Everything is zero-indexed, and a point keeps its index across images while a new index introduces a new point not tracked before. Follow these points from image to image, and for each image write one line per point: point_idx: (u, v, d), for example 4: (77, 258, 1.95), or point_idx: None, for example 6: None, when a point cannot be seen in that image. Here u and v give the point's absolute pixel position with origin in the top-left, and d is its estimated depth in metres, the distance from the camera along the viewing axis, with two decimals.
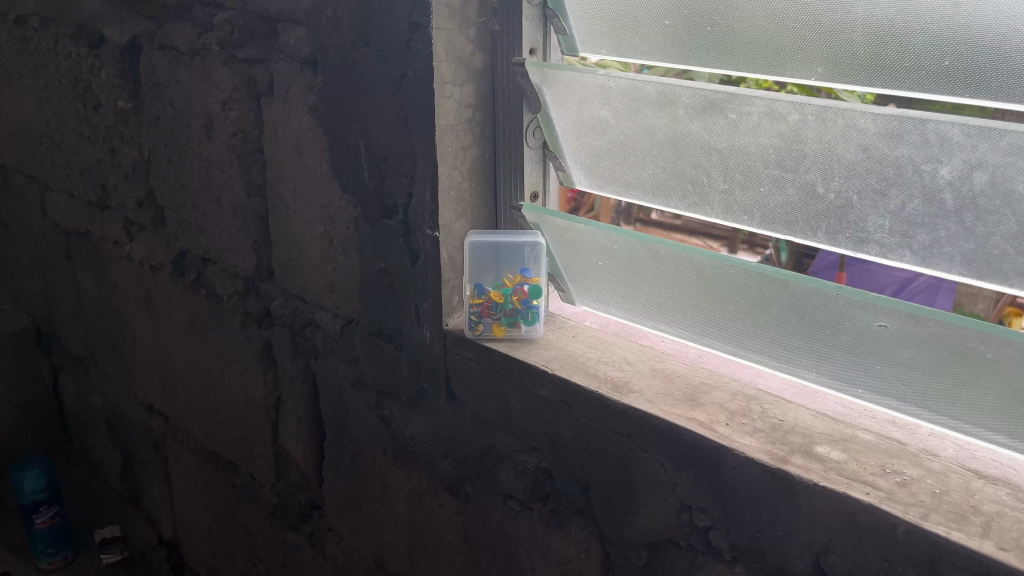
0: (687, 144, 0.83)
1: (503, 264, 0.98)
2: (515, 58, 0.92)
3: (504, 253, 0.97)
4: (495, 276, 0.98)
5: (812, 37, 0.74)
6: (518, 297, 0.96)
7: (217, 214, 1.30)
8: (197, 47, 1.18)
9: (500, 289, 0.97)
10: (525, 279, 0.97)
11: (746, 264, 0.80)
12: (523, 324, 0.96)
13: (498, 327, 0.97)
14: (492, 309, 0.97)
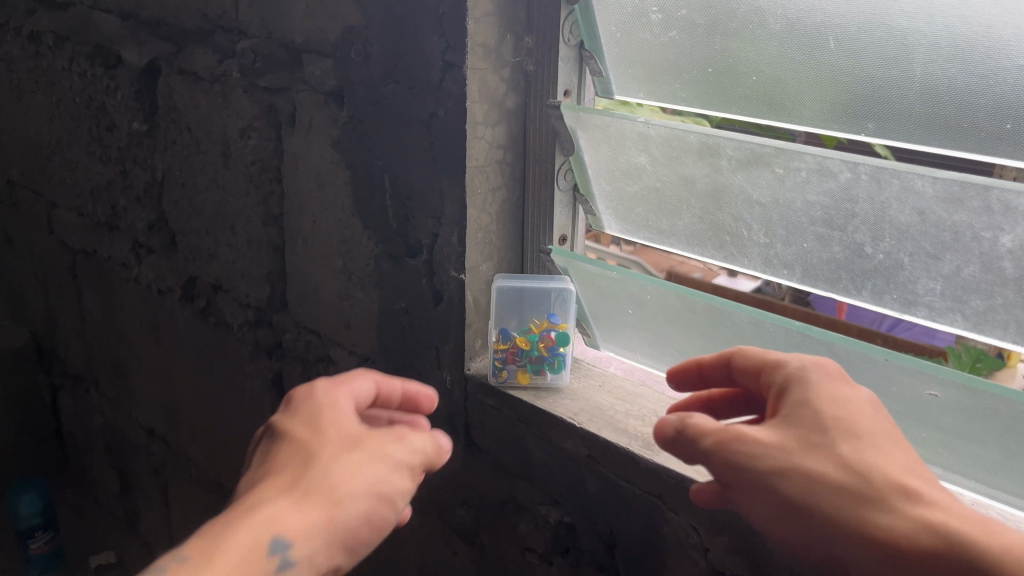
0: (728, 196, 0.80)
1: (530, 309, 0.95)
2: (550, 100, 0.89)
3: (531, 298, 0.94)
4: (521, 320, 0.95)
5: (864, 92, 0.72)
6: (545, 344, 0.93)
7: (230, 242, 1.27)
8: (218, 73, 1.16)
9: (527, 334, 0.93)
10: (552, 325, 0.93)
11: (789, 324, 0.77)
12: (549, 371, 0.94)
13: (522, 374, 0.94)
14: (517, 355, 0.93)
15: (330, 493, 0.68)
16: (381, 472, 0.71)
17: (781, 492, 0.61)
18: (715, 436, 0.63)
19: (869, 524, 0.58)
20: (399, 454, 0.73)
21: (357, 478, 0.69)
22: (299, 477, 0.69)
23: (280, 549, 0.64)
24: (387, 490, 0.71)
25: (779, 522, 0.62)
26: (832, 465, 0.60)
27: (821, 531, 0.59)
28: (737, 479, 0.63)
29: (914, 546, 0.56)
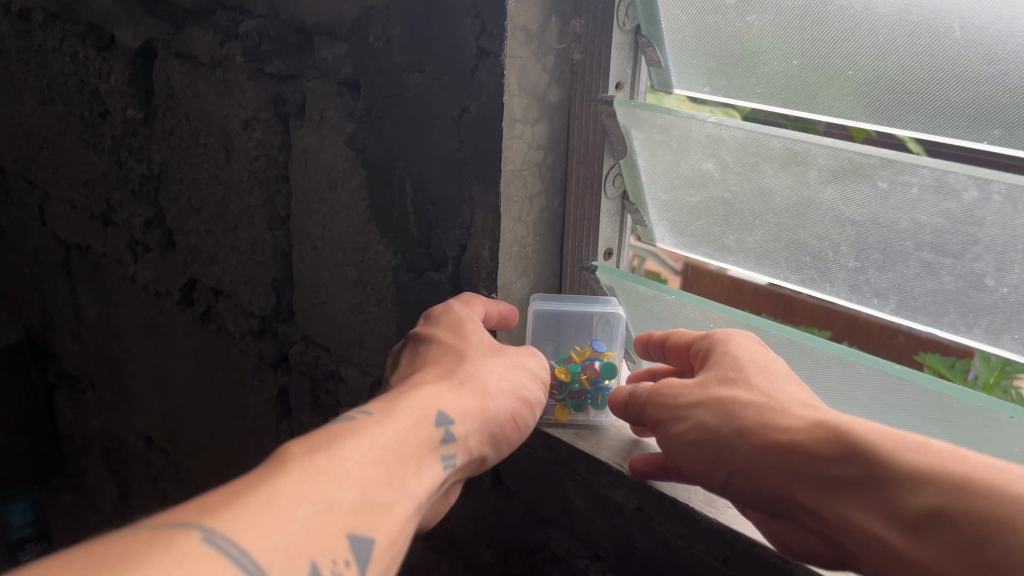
0: (814, 212, 0.68)
1: (569, 335, 0.83)
2: (601, 95, 0.76)
3: (570, 323, 0.82)
4: (559, 348, 0.84)
5: (993, 92, 0.59)
6: (587, 377, 0.80)
7: (232, 244, 1.15)
8: (219, 57, 1.03)
9: (566, 365, 0.81)
10: (595, 353, 0.81)
11: (886, 368, 0.65)
12: (592, 407, 0.82)
13: (562, 410, 0.82)
14: (556, 388, 0.82)
15: (482, 390, 0.69)
16: (523, 376, 0.72)
17: (697, 420, 0.64)
18: (647, 389, 0.69)
19: (776, 434, 0.60)
20: (538, 368, 0.74)
21: (502, 377, 0.71)
22: (452, 370, 0.71)
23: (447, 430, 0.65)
24: (531, 395, 0.72)
25: (698, 456, 0.64)
26: (749, 392, 0.63)
27: (735, 449, 0.61)
28: (662, 418, 0.67)
29: (815, 445, 0.57)
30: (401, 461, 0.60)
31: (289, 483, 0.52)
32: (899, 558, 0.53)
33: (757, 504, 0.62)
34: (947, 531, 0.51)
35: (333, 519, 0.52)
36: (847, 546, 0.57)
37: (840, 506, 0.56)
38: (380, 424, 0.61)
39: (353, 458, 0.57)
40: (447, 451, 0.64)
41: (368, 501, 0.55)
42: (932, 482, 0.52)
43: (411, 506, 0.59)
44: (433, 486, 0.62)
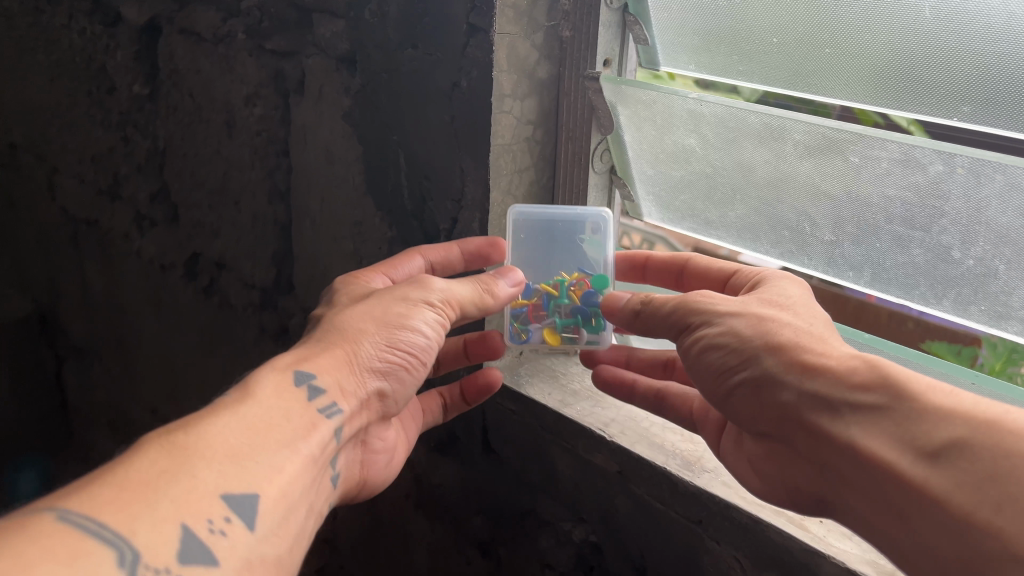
0: (792, 186, 0.70)
1: (560, 256, 0.80)
2: (588, 71, 0.78)
3: (560, 243, 0.80)
4: (548, 269, 0.81)
5: (960, 69, 0.61)
6: (576, 290, 0.80)
7: (234, 218, 1.18)
8: (222, 33, 1.05)
9: (558, 286, 0.80)
10: (581, 273, 0.80)
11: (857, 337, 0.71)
12: (585, 329, 0.80)
13: (547, 335, 0.80)
14: (544, 310, 0.80)
15: (351, 342, 0.66)
16: (410, 313, 0.68)
17: (731, 328, 0.61)
18: (677, 298, 0.66)
19: (806, 354, 0.57)
20: (436, 298, 0.69)
21: (369, 321, 0.67)
22: (316, 339, 0.67)
23: (314, 386, 0.63)
24: (417, 330, 0.68)
25: (717, 363, 0.61)
26: (782, 313, 0.61)
27: (756, 361, 0.59)
28: (691, 324, 0.64)
29: (844, 371, 0.55)
30: (275, 423, 0.58)
31: (147, 461, 0.49)
32: (901, 487, 0.51)
33: (762, 421, 0.60)
34: (964, 463, 0.48)
35: (201, 485, 0.50)
36: (849, 473, 0.54)
37: (850, 429, 0.54)
38: (248, 395, 0.58)
39: (218, 426, 0.54)
40: (319, 403, 0.62)
41: (239, 462, 0.53)
42: (959, 418, 0.50)
43: (293, 457, 0.57)
44: (318, 442, 0.60)
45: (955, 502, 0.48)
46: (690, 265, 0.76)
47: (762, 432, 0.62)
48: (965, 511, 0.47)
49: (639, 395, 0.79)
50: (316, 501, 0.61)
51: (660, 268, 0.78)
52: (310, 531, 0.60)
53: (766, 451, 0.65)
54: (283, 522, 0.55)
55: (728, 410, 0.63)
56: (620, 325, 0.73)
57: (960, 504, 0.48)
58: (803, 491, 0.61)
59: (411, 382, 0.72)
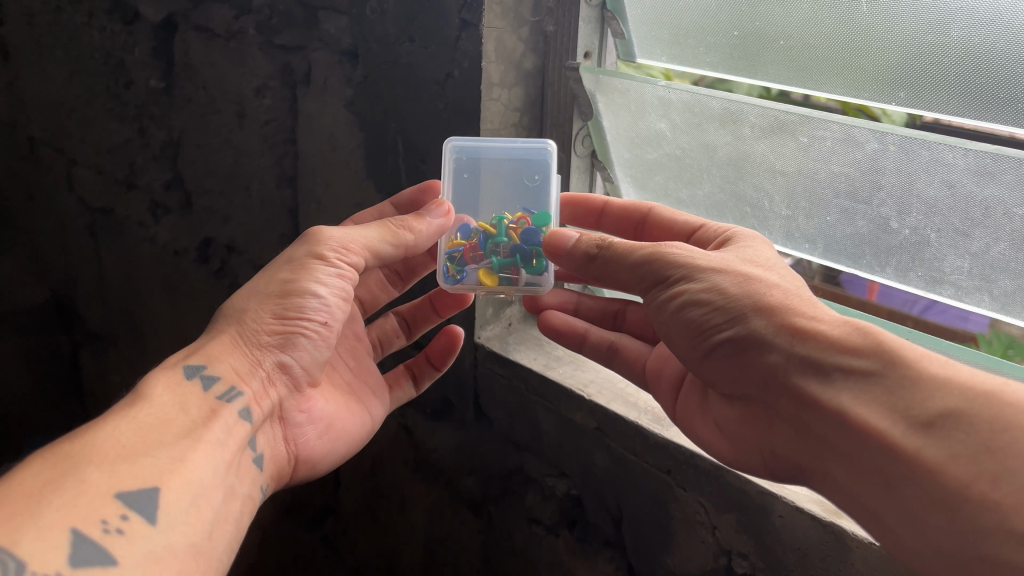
0: (751, 165, 0.78)
1: (502, 196, 0.83)
2: (569, 62, 0.86)
3: (506, 181, 0.83)
4: (492, 211, 0.83)
5: (896, 58, 0.68)
6: (517, 230, 0.81)
7: (245, 203, 1.26)
8: (234, 30, 1.13)
9: (496, 227, 0.81)
10: (525, 214, 0.81)
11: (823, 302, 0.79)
12: (523, 270, 0.79)
13: (485, 272, 0.79)
14: (482, 251, 0.81)
15: (237, 323, 0.70)
16: (300, 275, 0.71)
17: (716, 284, 0.62)
18: (647, 247, 0.66)
19: (799, 319, 0.59)
20: (329, 251, 0.72)
21: (258, 305, 0.70)
22: (197, 344, 0.69)
23: (206, 375, 0.66)
24: (309, 291, 0.71)
25: (700, 319, 0.62)
26: (766, 274, 0.62)
27: (744, 320, 0.60)
28: (670, 278, 0.64)
29: (836, 336, 0.57)
30: (167, 420, 0.61)
31: (33, 474, 0.52)
32: (891, 453, 0.53)
33: (743, 381, 0.63)
34: (958, 432, 0.50)
35: (91, 489, 0.53)
36: (834, 438, 0.57)
37: (840, 394, 0.56)
38: (139, 398, 0.62)
39: (105, 432, 0.57)
40: (214, 389, 0.66)
41: (131, 460, 0.56)
42: (957, 388, 0.52)
43: (191, 447, 0.60)
44: (219, 427, 0.64)
45: (948, 471, 0.50)
46: (652, 216, 0.81)
47: (742, 392, 0.64)
48: (956, 479, 0.50)
49: (590, 342, 0.85)
50: (238, 484, 0.64)
51: (619, 215, 0.84)
52: (235, 513, 0.62)
53: (741, 415, 0.68)
54: (192, 511, 0.58)
55: (705, 366, 0.65)
56: (569, 265, 0.72)
57: (955, 474, 0.50)
58: (779, 455, 0.64)
59: (321, 349, 0.74)
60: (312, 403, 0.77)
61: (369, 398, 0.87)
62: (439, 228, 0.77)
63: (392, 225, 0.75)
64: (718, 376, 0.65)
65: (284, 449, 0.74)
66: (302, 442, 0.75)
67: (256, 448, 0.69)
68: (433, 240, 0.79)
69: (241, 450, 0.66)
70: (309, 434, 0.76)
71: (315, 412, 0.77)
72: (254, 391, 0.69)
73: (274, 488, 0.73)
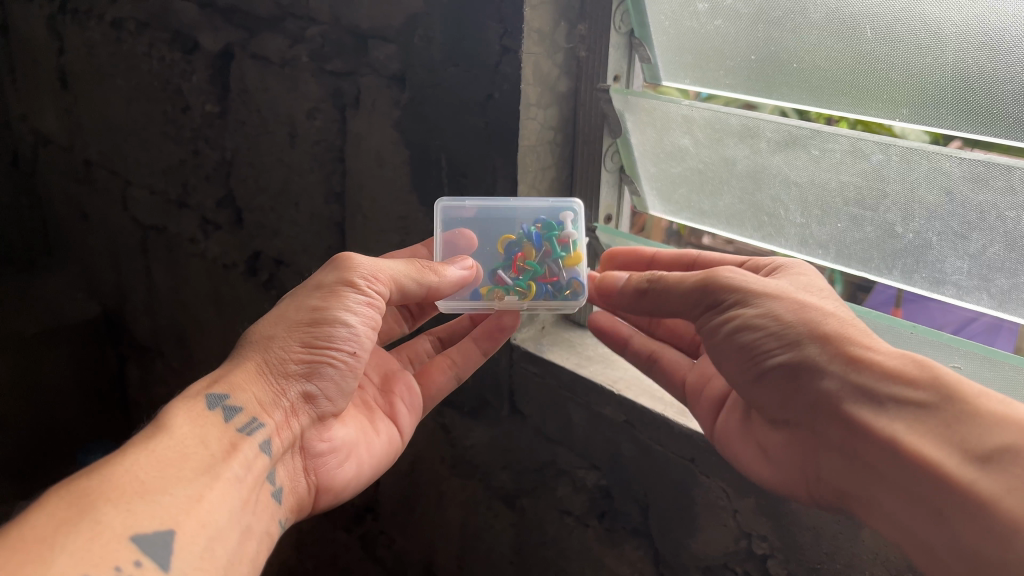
0: (767, 176, 0.86)
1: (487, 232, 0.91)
2: (600, 84, 0.94)
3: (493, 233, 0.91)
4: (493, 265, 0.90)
5: (899, 78, 0.75)
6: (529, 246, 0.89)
7: (294, 218, 1.35)
8: (289, 58, 1.23)
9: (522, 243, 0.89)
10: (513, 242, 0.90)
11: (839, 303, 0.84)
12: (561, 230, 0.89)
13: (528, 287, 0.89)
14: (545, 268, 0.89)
15: (264, 351, 0.77)
16: (329, 303, 0.78)
17: (771, 311, 0.69)
18: (699, 274, 0.73)
19: (853, 348, 0.66)
20: (358, 279, 0.79)
21: (285, 334, 0.77)
22: (221, 375, 0.76)
23: (229, 406, 0.73)
24: (338, 320, 0.78)
25: (756, 341, 0.69)
26: (818, 301, 0.69)
27: (800, 347, 0.67)
28: (718, 304, 0.72)
29: (887, 365, 0.64)
30: (186, 454, 0.66)
31: (48, 513, 0.56)
32: (946, 485, 0.58)
33: (791, 406, 0.70)
34: (1015, 468, 0.56)
35: (107, 531, 0.57)
36: (881, 463, 0.63)
37: (894, 424, 0.62)
38: (161, 429, 0.67)
39: (126, 469, 0.61)
40: (236, 420, 0.73)
41: (148, 498, 0.60)
42: (1014, 427, 0.58)
43: (208, 484, 0.66)
44: (238, 462, 0.70)
45: (1003, 502, 0.56)
46: (700, 260, 0.88)
47: (793, 415, 0.71)
48: (1013, 510, 0.55)
49: (631, 349, 0.91)
50: (254, 520, 0.70)
51: (668, 264, 0.90)
52: (250, 552, 0.68)
53: (786, 439, 0.75)
54: (206, 552, 0.63)
55: (755, 388, 0.73)
56: (621, 301, 0.81)
57: (1011, 507, 0.55)
58: (824, 481, 0.71)
59: (345, 378, 0.81)
60: (333, 432, 0.83)
61: (399, 409, 0.94)
62: (462, 277, 0.85)
63: (418, 263, 0.83)
64: (768, 397, 0.72)
65: (303, 480, 0.81)
66: (321, 471, 0.82)
67: (274, 482, 0.76)
68: (454, 288, 0.85)
69: (259, 483, 0.72)
70: (328, 462, 0.83)
71: (336, 441, 0.84)
72: (275, 422, 0.76)
73: (292, 518, 0.80)
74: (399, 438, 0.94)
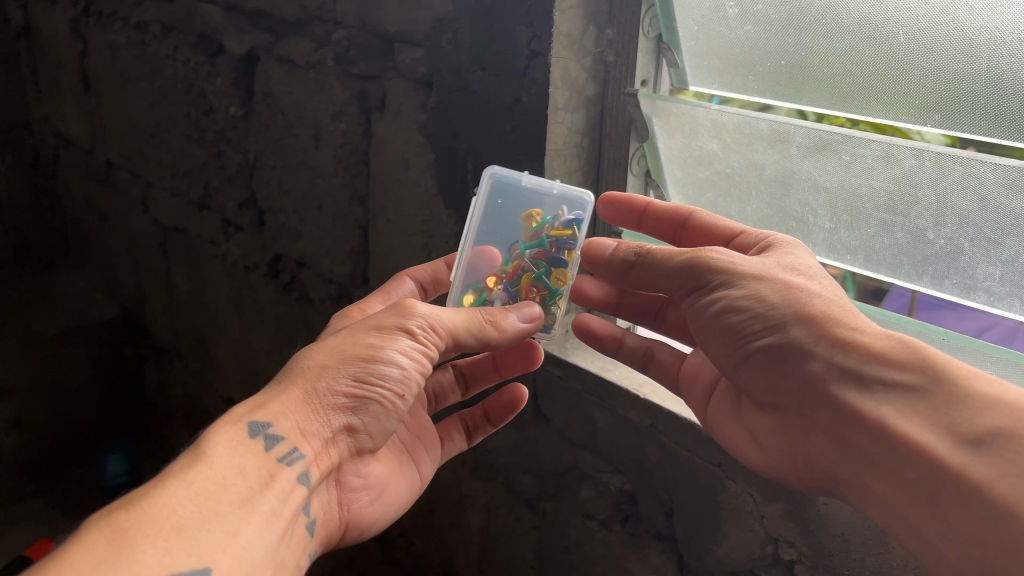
0: (796, 182, 0.86)
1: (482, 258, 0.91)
2: (628, 88, 0.94)
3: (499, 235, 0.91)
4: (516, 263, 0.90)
5: (931, 84, 0.74)
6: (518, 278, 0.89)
7: (317, 221, 1.36)
8: (314, 61, 1.23)
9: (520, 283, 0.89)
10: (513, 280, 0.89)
11: (867, 309, 0.84)
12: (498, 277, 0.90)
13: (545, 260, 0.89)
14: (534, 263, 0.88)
15: (314, 380, 0.74)
16: (386, 344, 0.75)
17: (756, 292, 0.69)
18: (688, 252, 0.73)
19: (839, 330, 0.66)
20: (415, 325, 0.76)
21: (338, 365, 0.74)
22: (263, 401, 0.72)
23: (271, 435, 0.71)
24: (391, 362, 0.75)
25: (742, 323, 0.69)
26: (806, 283, 0.69)
27: (785, 329, 0.67)
28: (706, 286, 0.71)
29: (879, 348, 0.64)
30: (225, 486, 0.65)
31: (86, 551, 0.55)
32: (939, 468, 0.58)
33: (779, 387, 0.70)
34: (1009, 452, 0.55)
35: (144, 570, 0.56)
36: (872, 448, 0.63)
37: (882, 407, 0.62)
38: (200, 458, 0.65)
39: (164, 501, 0.60)
40: (277, 450, 0.70)
41: (185, 535, 0.59)
42: (1006, 409, 0.57)
43: (246, 518, 0.64)
44: (275, 495, 0.69)
45: (994, 486, 0.55)
46: (694, 219, 0.87)
47: (779, 400, 0.71)
48: (1008, 495, 0.54)
49: (627, 347, 0.93)
50: (288, 554, 0.70)
51: (659, 215, 0.89)
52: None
53: (776, 423, 0.75)
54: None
55: (742, 371, 0.73)
56: (608, 273, 0.80)
57: (1004, 491, 0.55)
58: (815, 465, 0.71)
59: (387, 420, 0.79)
60: (367, 468, 0.84)
61: (421, 455, 0.96)
62: (523, 330, 0.83)
63: (479, 316, 0.81)
64: (754, 380, 0.72)
65: (335, 512, 0.81)
66: (353, 506, 0.83)
67: (307, 512, 0.75)
68: (510, 341, 0.84)
69: (295, 515, 0.72)
70: (360, 498, 0.84)
71: (369, 477, 0.85)
72: (314, 453, 0.74)
73: (322, 548, 0.80)
74: (419, 485, 0.95)
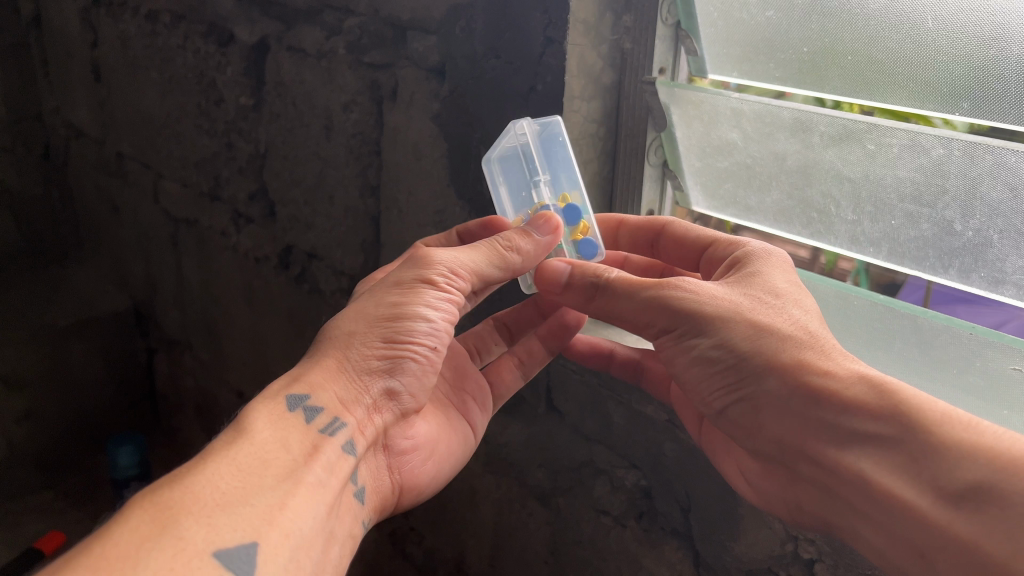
0: (819, 172, 0.84)
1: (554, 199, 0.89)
2: (645, 76, 0.92)
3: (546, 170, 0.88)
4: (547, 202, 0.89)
5: (960, 72, 0.72)
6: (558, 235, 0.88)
7: (328, 212, 1.34)
8: (325, 50, 1.22)
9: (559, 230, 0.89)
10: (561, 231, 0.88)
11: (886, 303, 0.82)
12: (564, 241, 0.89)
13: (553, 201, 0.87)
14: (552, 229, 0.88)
15: (346, 349, 0.77)
16: (412, 299, 0.78)
17: (724, 339, 0.68)
18: (653, 285, 0.73)
19: (811, 377, 0.64)
20: (440, 272, 0.80)
21: (363, 327, 0.77)
22: (300, 374, 0.75)
23: (310, 406, 0.73)
24: (419, 314, 0.78)
25: (714, 373, 0.70)
26: (774, 321, 0.68)
27: (759, 380, 0.67)
28: (676, 330, 0.72)
29: (853, 395, 0.62)
30: (269, 460, 0.67)
31: (130, 530, 0.55)
32: (926, 526, 0.57)
33: (758, 441, 0.70)
34: (989, 506, 0.54)
35: (189, 547, 0.57)
36: (858, 500, 0.63)
37: (861, 461, 0.62)
38: (242, 434, 0.67)
39: (205, 477, 0.62)
40: (318, 421, 0.73)
41: (228, 509, 0.61)
42: (984, 459, 0.55)
43: (291, 490, 0.65)
44: (320, 466, 0.70)
45: (982, 545, 0.54)
46: (668, 230, 0.88)
47: (762, 449, 0.70)
48: (994, 552, 0.53)
49: (617, 361, 0.93)
50: (338, 524, 0.71)
51: (634, 230, 0.91)
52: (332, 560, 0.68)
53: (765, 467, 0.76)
54: (294, 561, 0.63)
55: (722, 418, 0.72)
56: (574, 298, 0.80)
57: (992, 549, 0.53)
58: (805, 509, 0.72)
59: (425, 373, 0.81)
60: (416, 429, 0.85)
61: (471, 408, 0.95)
62: (542, 243, 0.85)
63: (495, 245, 0.83)
64: (735, 429, 0.71)
65: (387, 478, 0.82)
66: (404, 470, 0.84)
67: (357, 481, 0.77)
68: (536, 258, 0.86)
69: (343, 485, 0.73)
70: (412, 460, 0.85)
71: (419, 437, 0.86)
72: (358, 419, 0.76)
73: (377, 518, 0.82)
74: (473, 436, 0.95)
